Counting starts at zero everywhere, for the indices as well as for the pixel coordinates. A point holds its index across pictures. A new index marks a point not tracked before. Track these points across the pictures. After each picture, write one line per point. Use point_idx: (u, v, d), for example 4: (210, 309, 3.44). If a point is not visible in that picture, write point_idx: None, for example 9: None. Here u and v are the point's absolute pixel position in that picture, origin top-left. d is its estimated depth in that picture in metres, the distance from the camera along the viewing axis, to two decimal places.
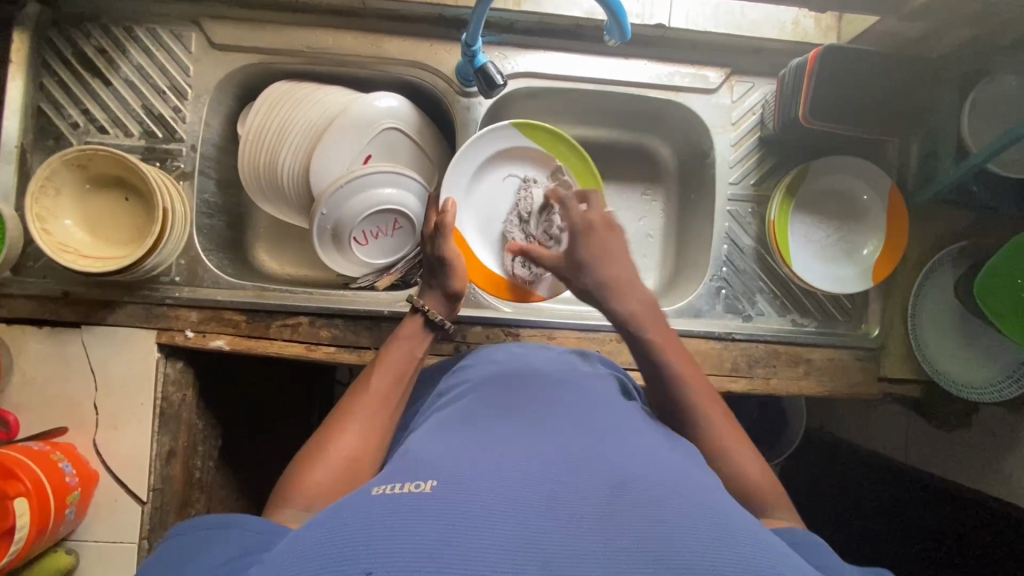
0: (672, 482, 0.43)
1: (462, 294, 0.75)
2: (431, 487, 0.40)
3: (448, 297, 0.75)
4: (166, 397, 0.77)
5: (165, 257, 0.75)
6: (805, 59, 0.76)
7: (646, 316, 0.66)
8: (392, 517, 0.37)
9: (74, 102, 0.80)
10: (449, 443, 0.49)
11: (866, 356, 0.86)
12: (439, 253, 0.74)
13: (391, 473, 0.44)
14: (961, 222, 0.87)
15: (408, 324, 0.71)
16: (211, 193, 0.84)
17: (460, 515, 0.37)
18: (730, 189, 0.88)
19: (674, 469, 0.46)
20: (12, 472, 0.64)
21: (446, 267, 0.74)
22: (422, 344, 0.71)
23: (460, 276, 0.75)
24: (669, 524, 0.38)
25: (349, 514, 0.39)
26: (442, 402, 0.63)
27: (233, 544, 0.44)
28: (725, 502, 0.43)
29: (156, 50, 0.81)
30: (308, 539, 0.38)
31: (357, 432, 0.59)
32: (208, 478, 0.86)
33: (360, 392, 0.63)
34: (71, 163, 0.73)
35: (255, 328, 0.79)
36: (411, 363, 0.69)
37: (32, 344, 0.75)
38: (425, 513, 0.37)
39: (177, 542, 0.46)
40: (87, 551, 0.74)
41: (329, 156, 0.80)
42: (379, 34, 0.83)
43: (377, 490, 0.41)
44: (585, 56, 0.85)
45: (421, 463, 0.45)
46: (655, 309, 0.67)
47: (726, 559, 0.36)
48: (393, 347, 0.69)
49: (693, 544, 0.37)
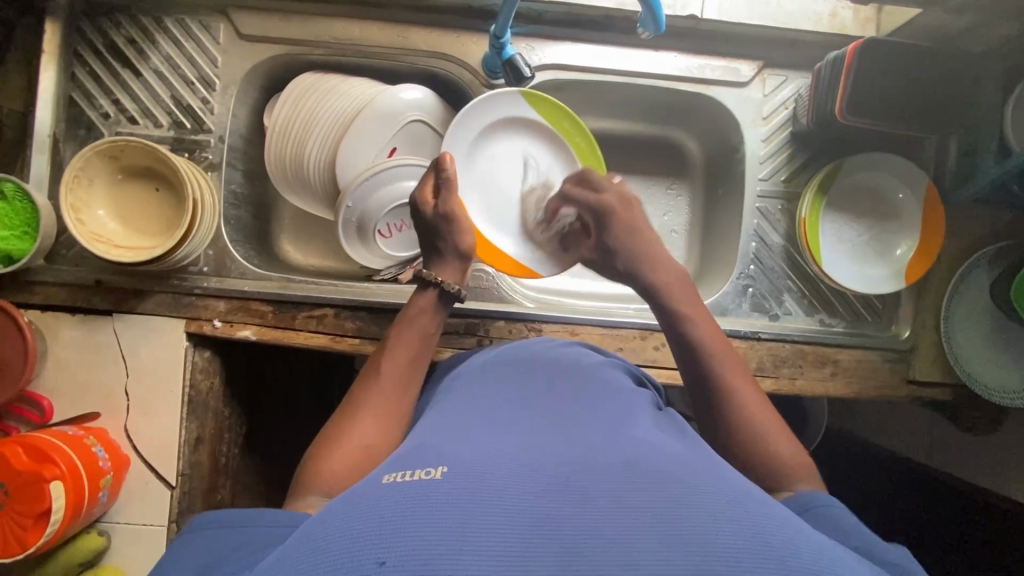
0: (685, 464, 0.42)
1: (470, 251, 0.74)
2: (442, 472, 0.40)
3: (459, 258, 0.73)
4: (194, 385, 0.78)
5: (195, 246, 0.76)
6: (843, 53, 0.74)
7: (659, 262, 0.73)
8: (404, 503, 0.37)
9: (105, 93, 0.81)
10: (463, 430, 0.49)
11: (895, 358, 0.84)
12: (445, 207, 0.72)
13: (401, 461, 0.44)
14: (998, 223, 0.84)
15: (418, 298, 0.70)
16: (238, 183, 0.85)
17: (472, 503, 0.37)
18: (760, 185, 0.86)
19: (690, 455, 0.45)
20: (47, 456, 0.66)
21: (451, 223, 0.73)
22: (434, 322, 0.70)
23: (467, 231, 0.73)
24: (685, 507, 0.37)
25: (362, 501, 0.39)
26: (456, 382, 0.63)
27: (250, 544, 0.45)
28: (745, 486, 0.41)
29: (184, 41, 0.81)
30: (318, 528, 0.38)
31: (369, 419, 0.59)
32: (234, 464, 0.87)
33: (370, 376, 0.64)
34: (103, 154, 0.74)
35: (281, 318, 0.79)
36: (423, 339, 0.68)
37: (66, 330, 0.77)
38: (436, 498, 0.37)
39: (200, 538, 0.47)
40: (118, 533, 0.75)
41: (355, 148, 0.80)
42: (405, 25, 0.83)
43: (387, 478, 0.41)
44: (614, 49, 0.83)
45: (433, 448, 0.45)
46: (689, 289, 0.71)
47: (748, 546, 0.34)
48: (404, 328, 0.68)
49: (706, 527, 0.36)
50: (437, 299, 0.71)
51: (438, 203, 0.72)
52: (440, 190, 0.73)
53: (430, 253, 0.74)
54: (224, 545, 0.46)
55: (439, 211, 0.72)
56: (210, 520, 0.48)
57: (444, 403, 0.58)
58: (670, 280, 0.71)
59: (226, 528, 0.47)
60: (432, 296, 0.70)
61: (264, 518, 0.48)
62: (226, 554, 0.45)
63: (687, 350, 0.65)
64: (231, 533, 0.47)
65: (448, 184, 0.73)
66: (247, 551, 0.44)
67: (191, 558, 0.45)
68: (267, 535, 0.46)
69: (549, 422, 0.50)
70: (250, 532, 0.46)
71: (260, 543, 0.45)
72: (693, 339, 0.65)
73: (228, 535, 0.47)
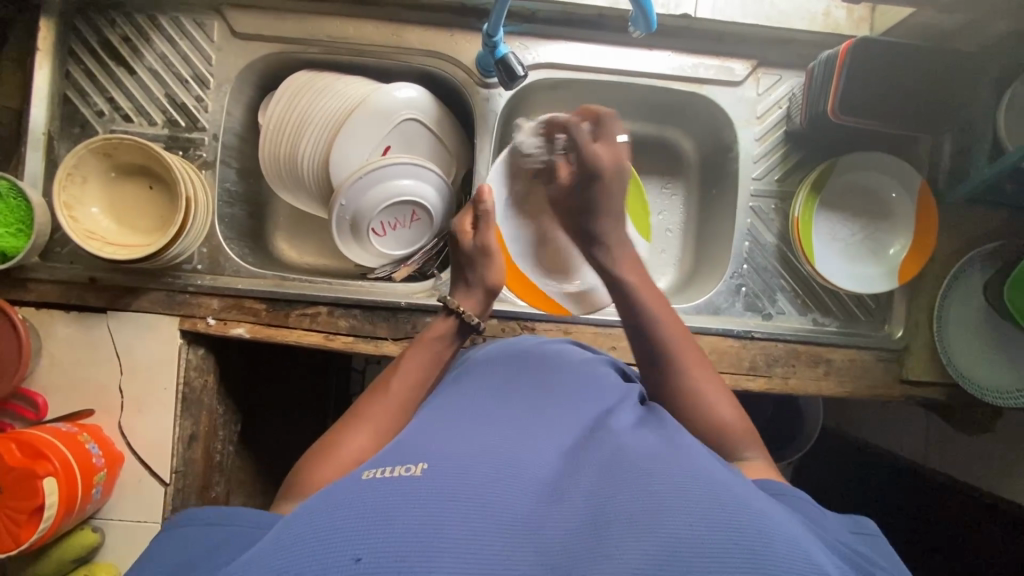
0: (668, 462, 0.42)
1: (497, 289, 0.75)
2: (422, 469, 0.40)
3: (484, 292, 0.74)
4: (187, 382, 0.78)
5: (188, 244, 0.76)
6: (836, 52, 0.74)
7: (622, 261, 0.69)
8: (382, 500, 0.37)
9: (99, 90, 0.81)
10: (446, 428, 0.48)
11: (888, 357, 0.84)
12: (483, 241, 0.73)
13: (382, 458, 0.44)
14: (992, 223, 0.84)
15: (437, 325, 0.70)
16: (233, 181, 0.85)
17: (450, 501, 0.37)
18: (753, 184, 0.86)
19: (674, 453, 0.45)
20: (40, 452, 0.66)
21: (485, 258, 0.74)
22: (450, 350, 0.70)
23: (499, 269, 0.74)
24: (665, 506, 0.37)
25: (340, 498, 0.39)
26: (446, 381, 0.63)
27: (232, 541, 0.45)
28: (725, 479, 0.41)
29: (179, 39, 0.81)
30: (295, 522, 0.38)
31: (369, 434, 0.59)
32: (228, 461, 0.88)
33: (378, 394, 0.63)
34: (97, 152, 0.74)
35: (274, 316, 0.80)
36: (438, 368, 0.68)
37: (61, 327, 0.77)
38: (414, 495, 0.37)
39: (182, 536, 0.47)
40: (112, 529, 0.76)
41: (349, 147, 0.80)
42: (399, 23, 0.83)
43: (367, 475, 0.41)
44: (608, 47, 0.83)
45: (415, 445, 0.45)
46: (637, 262, 0.70)
47: (725, 543, 0.34)
48: (419, 351, 0.68)
49: (684, 525, 0.35)
50: (456, 329, 0.71)
51: (476, 236, 0.74)
52: (479, 224, 0.74)
53: (458, 282, 0.75)
54: (206, 543, 0.46)
55: (477, 244, 0.74)
56: (194, 517, 0.49)
57: (430, 402, 0.58)
58: (635, 282, 0.67)
59: (209, 525, 0.47)
60: (450, 324, 0.70)
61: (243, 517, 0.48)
62: (206, 550, 0.45)
63: (641, 334, 0.64)
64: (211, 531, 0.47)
65: (487, 218, 0.74)
66: (228, 547, 0.45)
67: (173, 554, 0.46)
68: (250, 533, 0.46)
69: (535, 420, 0.50)
70: (233, 530, 0.46)
71: (241, 540, 0.45)
72: (642, 317, 0.65)
73: (211, 531, 0.47)
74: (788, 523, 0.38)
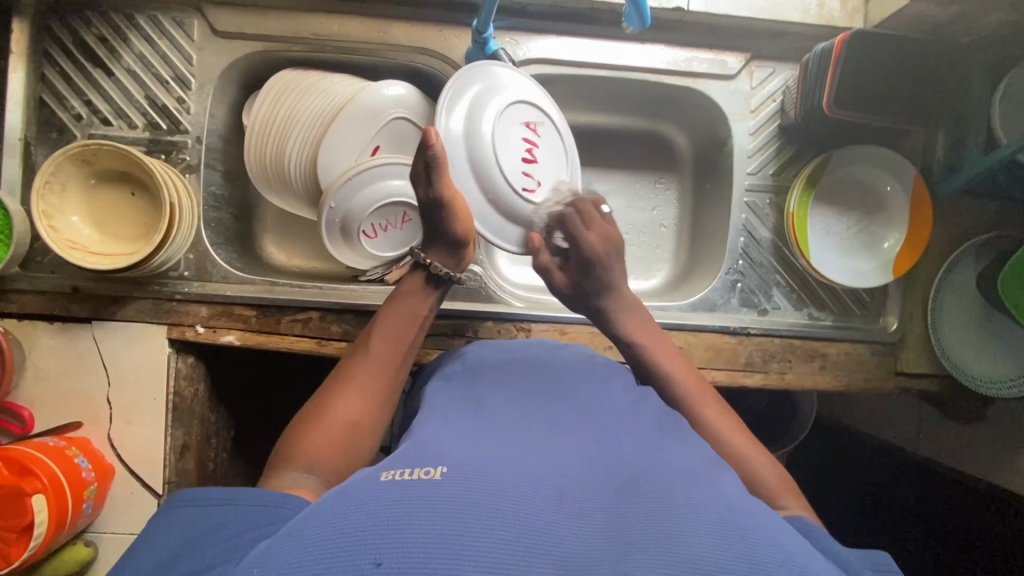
0: (685, 475, 0.42)
1: (467, 238, 0.68)
2: (442, 473, 0.40)
3: (451, 245, 0.67)
4: (178, 391, 0.76)
5: (174, 251, 0.74)
6: (831, 44, 0.73)
7: (632, 323, 0.71)
8: (399, 505, 0.36)
9: (76, 93, 0.78)
10: (459, 432, 0.48)
11: (882, 350, 0.85)
12: (438, 194, 0.62)
13: (397, 460, 0.43)
14: (985, 214, 0.84)
15: (408, 281, 0.68)
16: (218, 185, 0.83)
17: (469, 504, 0.36)
18: (748, 179, 0.86)
19: (698, 469, 0.44)
20: (28, 469, 0.65)
21: (445, 213, 0.64)
22: (426, 303, 0.68)
23: (463, 219, 0.66)
24: (688, 518, 0.37)
25: (357, 497, 0.38)
26: (451, 381, 0.62)
27: (229, 527, 0.44)
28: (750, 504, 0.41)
29: (157, 38, 0.79)
30: (312, 520, 0.37)
31: (357, 396, 0.59)
32: (222, 469, 0.87)
33: (360, 356, 0.63)
34: (75, 158, 0.71)
35: (264, 323, 0.78)
36: (414, 322, 0.66)
37: (44, 339, 0.75)
38: (433, 498, 0.37)
39: (178, 520, 0.46)
40: (104, 543, 0.74)
41: (337, 148, 0.79)
42: (385, 19, 0.81)
43: (385, 475, 0.40)
44: (599, 42, 0.82)
45: (430, 449, 0.44)
46: (644, 320, 0.72)
47: (755, 572, 0.34)
48: (393, 307, 0.66)
49: (710, 540, 0.35)
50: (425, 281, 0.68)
51: (428, 188, 0.63)
52: (430, 175, 0.61)
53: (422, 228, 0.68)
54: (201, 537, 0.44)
55: (434, 201, 0.63)
56: (194, 498, 0.47)
57: (439, 403, 0.57)
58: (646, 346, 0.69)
59: (210, 507, 0.46)
60: (419, 279, 0.68)
61: (246, 497, 0.47)
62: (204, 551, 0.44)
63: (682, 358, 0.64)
64: (208, 513, 0.46)
65: (437, 166, 0.61)
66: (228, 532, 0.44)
67: (178, 540, 0.45)
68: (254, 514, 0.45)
69: (551, 425, 0.49)
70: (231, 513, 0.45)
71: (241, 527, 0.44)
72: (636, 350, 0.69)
73: (211, 514, 0.46)
74: (806, 548, 0.38)
